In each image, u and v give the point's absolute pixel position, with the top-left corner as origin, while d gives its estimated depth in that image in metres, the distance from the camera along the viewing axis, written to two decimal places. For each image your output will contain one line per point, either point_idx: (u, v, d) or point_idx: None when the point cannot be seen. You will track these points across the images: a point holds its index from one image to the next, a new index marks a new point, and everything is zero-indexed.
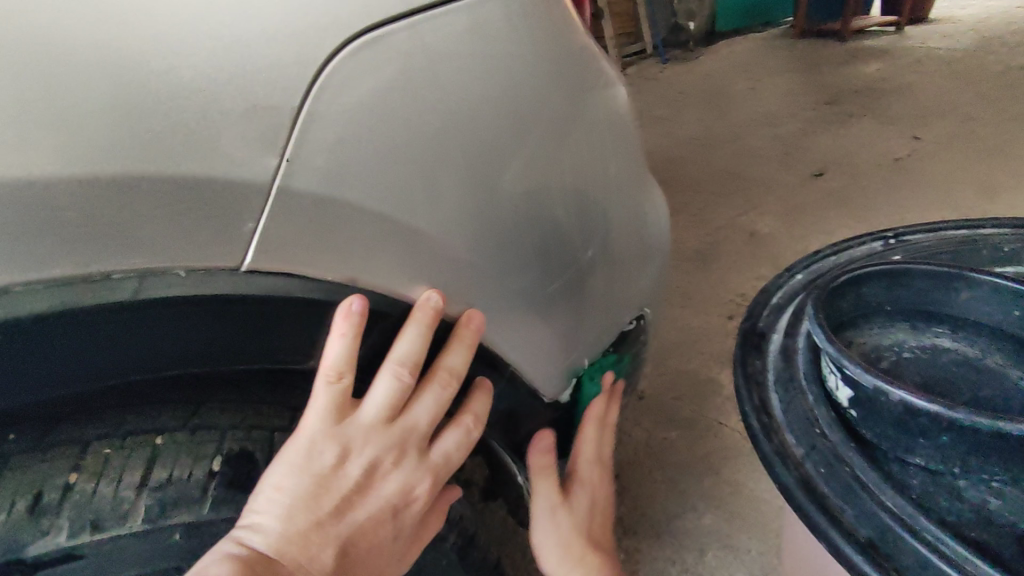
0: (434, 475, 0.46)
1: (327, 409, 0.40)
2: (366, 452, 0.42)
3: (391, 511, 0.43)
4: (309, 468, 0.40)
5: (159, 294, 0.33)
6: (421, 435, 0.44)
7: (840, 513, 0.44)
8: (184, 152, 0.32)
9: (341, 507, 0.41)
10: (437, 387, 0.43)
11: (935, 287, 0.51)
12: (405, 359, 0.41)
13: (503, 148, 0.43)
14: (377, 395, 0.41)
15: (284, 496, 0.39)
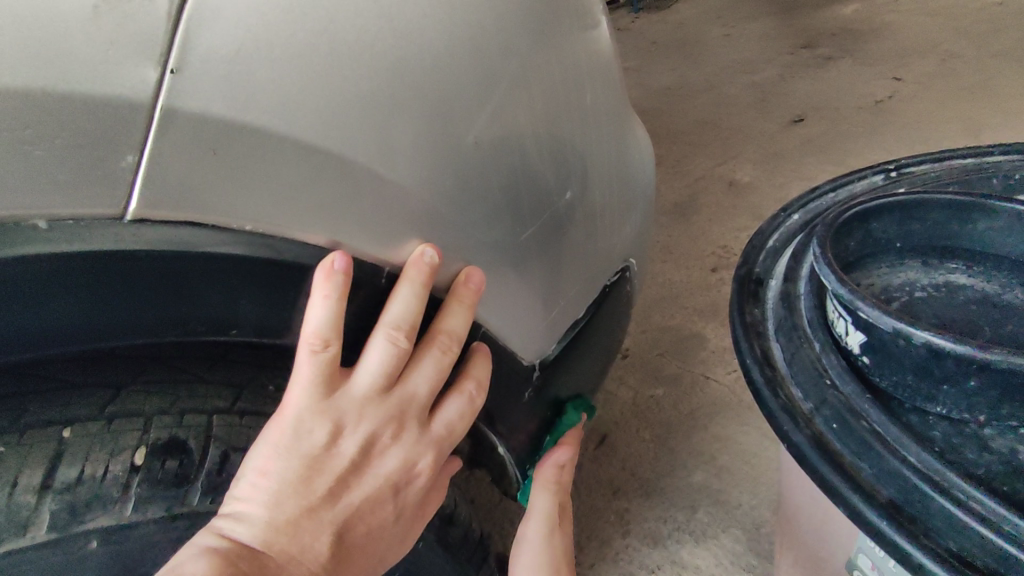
0: (436, 448, 0.42)
1: (315, 383, 0.35)
2: (361, 428, 0.38)
3: (391, 490, 0.40)
4: (297, 449, 0.36)
5: (17, 251, 0.26)
6: (420, 406, 0.40)
7: (857, 472, 0.39)
8: (33, 62, 0.25)
9: (336, 489, 0.37)
10: (435, 352, 0.39)
11: (950, 219, 0.49)
12: (400, 324, 0.37)
13: (457, 66, 0.37)
14: (371, 364, 0.37)
15: (269, 481, 0.35)
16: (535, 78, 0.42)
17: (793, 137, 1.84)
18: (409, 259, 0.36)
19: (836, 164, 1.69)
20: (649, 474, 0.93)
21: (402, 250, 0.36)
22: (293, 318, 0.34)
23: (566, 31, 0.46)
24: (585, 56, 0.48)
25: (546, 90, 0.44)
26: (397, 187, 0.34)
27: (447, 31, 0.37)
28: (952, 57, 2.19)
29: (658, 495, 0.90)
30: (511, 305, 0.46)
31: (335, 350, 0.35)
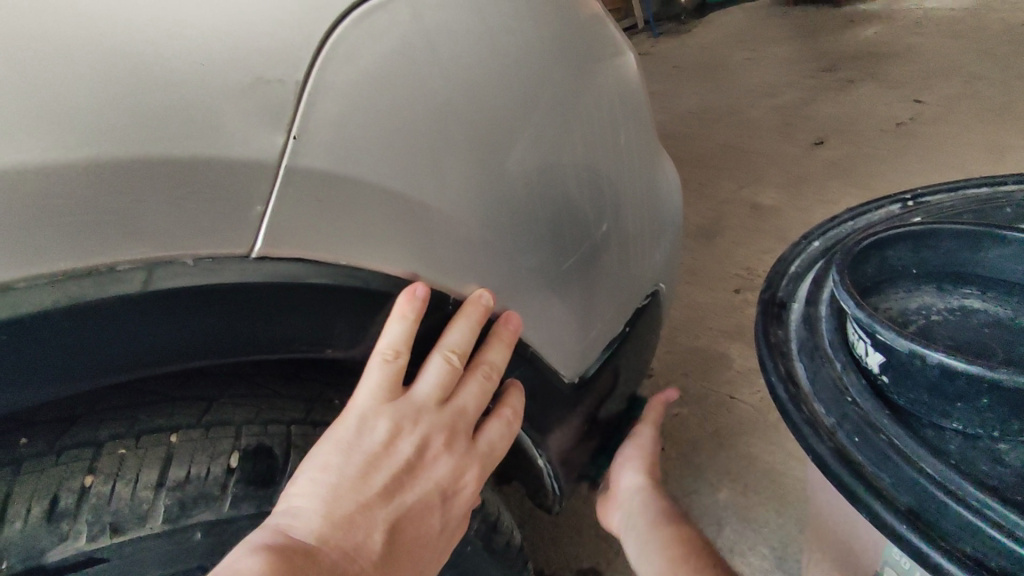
0: (480, 464, 0.46)
1: (380, 388, 0.40)
2: (417, 431, 0.42)
3: (438, 497, 0.43)
4: (360, 446, 0.40)
5: (169, 286, 0.31)
6: (468, 421, 0.44)
7: (876, 481, 0.43)
8: (191, 133, 0.31)
9: (390, 487, 0.41)
10: (481, 377, 0.44)
11: (964, 248, 0.53)
12: (453, 346, 0.42)
13: (513, 119, 0.42)
14: (428, 376, 0.42)
15: (331, 475, 0.39)
16: (575, 124, 0.48)
17: (814, 161, 1.89)
18: (470, 290, 0.42)
19: (857, 186, 1.73)
20: (677, 492, 0.95)
21: (463, 279, 0.42)
22: (368, 335, 0.40)
23: (605, 78, 0.52)
24: (619, 100, 0.54)
25: (585, 135, 0.49)
26: (459, 224, 0.40)
27: (509, 87, 0.42)
28: (975, 79, 2.24)
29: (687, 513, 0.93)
30: (553, 326, 0.51)
31: (401, 360, 0.40)
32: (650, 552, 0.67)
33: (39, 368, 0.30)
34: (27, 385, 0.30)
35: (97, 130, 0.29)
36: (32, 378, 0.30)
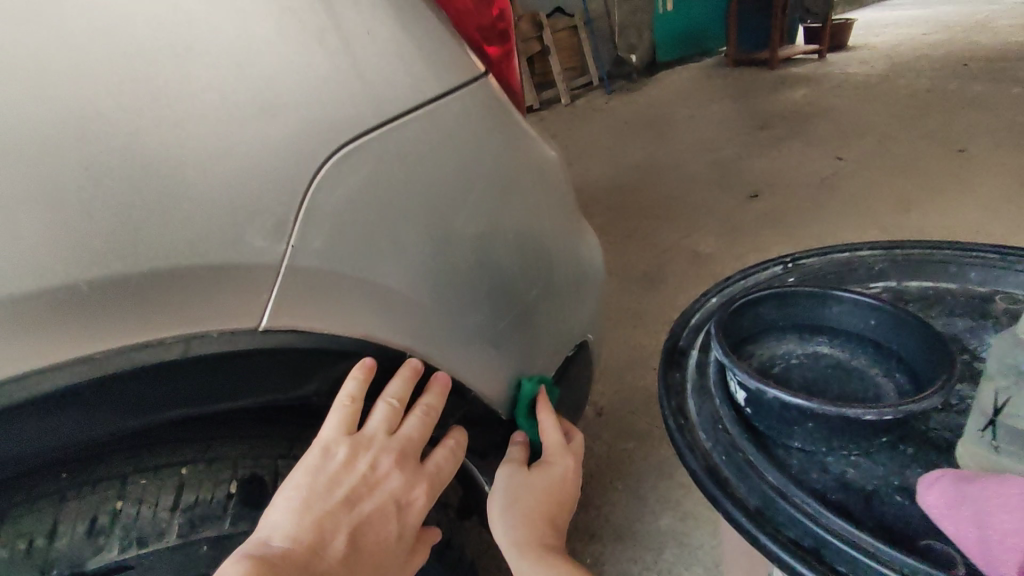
0: (429, 482, 0.56)
1: (339, 423, 0.51)
2: (371, 456, 0.52)
3: (393, 507, 0.53)
4: (324, 468, 0.51)
5: (201, 353, 0.44)
6: (415, 448, 0.54)
7: (735, 489, 0.54)
8: (220, 244, 0.43)
9: (351, 499, 0.51)
10: (421, 412, 0.55)
11: (814, 305, 0.67)
12: (394, 391, 0.53)
13: (457, 218, 0.55)
14: (377, 414, 0.53)
15: (301, 494, 0.50)
16: (509, 214, 0.61)
17: (746, 215, 2.12)
18: (420, 351, 0.55)
19: (784, 235, 1.95)
20: (620, 520, 1.07)
21: (416, 342, 0.55)
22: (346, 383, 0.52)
23: (535, 172, 0.64)
24: (547, 188, 0.66)
25: (517, 221, 0.62)
26: (414, 300, 0.53)
27: (454, 193, 0.55)
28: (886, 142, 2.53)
29: (629, 539, 1.04)
30: (496, 377, 0.64)
31: (353, 400, 0.50)
32: None
33: (105, 413, 0.42)
34: (95, 424, 0.42)
35: (157, 247, 0.41)
36: (99, 420, 0.42)
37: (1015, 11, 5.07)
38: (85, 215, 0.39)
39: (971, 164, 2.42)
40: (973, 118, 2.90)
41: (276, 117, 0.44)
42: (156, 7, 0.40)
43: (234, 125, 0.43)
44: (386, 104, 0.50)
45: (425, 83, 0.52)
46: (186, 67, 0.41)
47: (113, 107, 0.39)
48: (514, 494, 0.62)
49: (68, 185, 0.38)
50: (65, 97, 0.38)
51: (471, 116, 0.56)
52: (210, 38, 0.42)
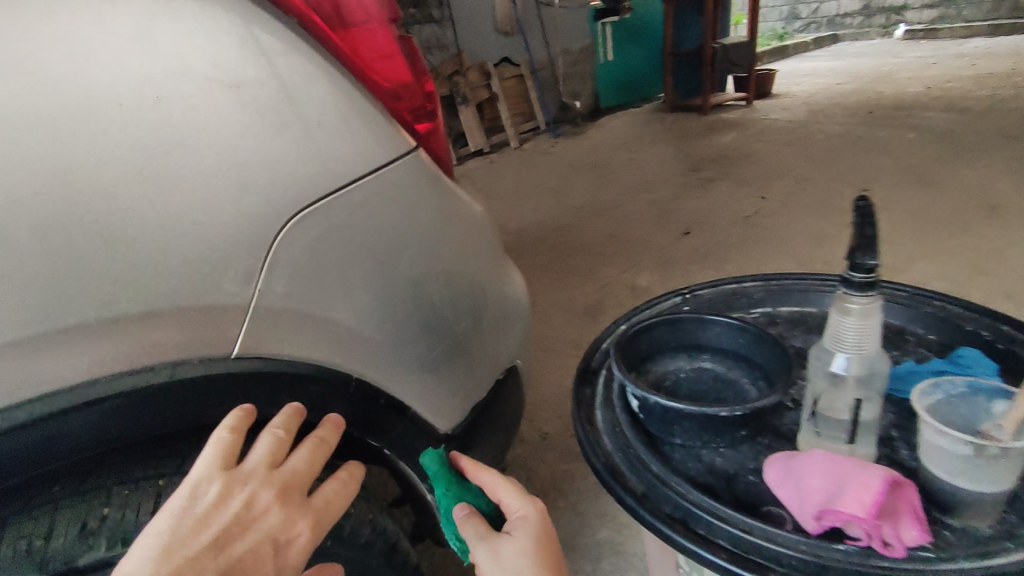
0: (314, 516, 0.57)
1: (214, 457, 0.53)
2: (247, 490, 0.54)
3: (269, 546, 0.54)
4: (193, 510, 0.51)
5: (184, 377, 0.54)
6: (298, 480, 0.57)
7: (625, 477, 0.66)
8: (200, 289, 0.53)
9: (220, 540, 0.51)
10: (305, 446, 0.58)
11: (696, 328, 0.81)
12: (279, 424, 0.58)
13: (397, 263, 0.67)
14: (258, 448, 0.56)
15: (164, 534, 0.49)
16: (441, 259, 0.73)
17: (678, 250, 2.32)
18: (364, 374, 0.67)
19: (711, 269, 2.14)
20: (562, 534, 1.17)
21: (361, 367, 0.66)
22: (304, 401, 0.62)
23: (464, 223, 0.76)
24: (475, 236, 0.79)
25: (449, 265, 0.74)
26: (359, 331, 0.65)
27: (393, 243, 0.66)
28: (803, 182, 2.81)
29: (570, 551, 1.14)
30: (433, 399, 0.74)
31: (234, 435, 0.54)
32: None
33: (101, 428, 0.52)
34: (93, 438, 0.52)
35: (149, 293, 0.51)
36: (96, 434, 0.52)
37: (916, 63, 5.66)
38: (92, 270, 0.49)
39: (875, 201, 2.71)
40: (877, 160, 3.24)
41: (247, 188, 0.55)
42: (149, 104, 0.50)
43: (211, 194, 0.53)
44: (340, 173, 0.61)
45: (373, 154, 0.63)
46: (176, 151, 0.51)
47: (114, 184, 0.49)
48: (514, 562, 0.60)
49: (78, 246, 0.48)
50: (82, 181, 0.48)
51: (410, 179, 0.67)
52: (195, 127, 0.52)
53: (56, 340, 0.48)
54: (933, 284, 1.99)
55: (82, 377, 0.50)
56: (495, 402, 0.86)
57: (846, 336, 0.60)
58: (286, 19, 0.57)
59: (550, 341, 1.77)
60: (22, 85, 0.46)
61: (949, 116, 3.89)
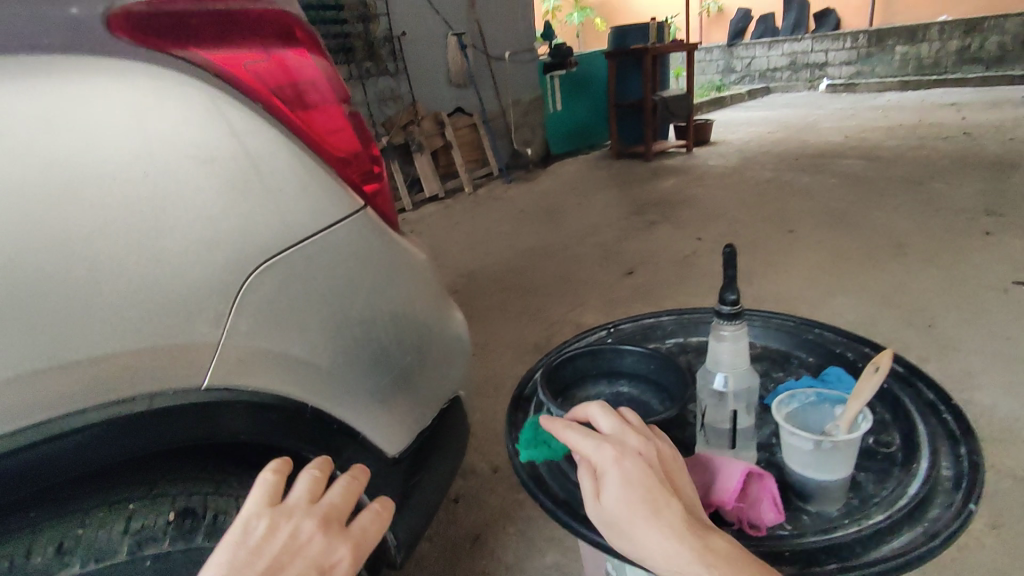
0: (354, 543, 0.63)
1: (261, 496, 0.62)
2: (293, 521, 0.61)
3: (316, 568, 0.58)
4: (246, 543, 0.58)
5: (156, 407, 0.63)
6: (335, 511, 0.64)
7: (548, 486, 0.76)
8: (174, 330, 0.63)
9: (272, 568, 0.56)
10: (339, 483, 0.67)
11: (612, 357, 0.93)
12: (314, 465, 0.68)
13: (348, 304, 0.77)
14: (299, 486, 0.65)
15: (223, 564, 0.55)
16: (389, 300, 0.83)
17: (622, 288, 2.48)
18: (319, 403, 0.76)
19: (651, 306, 2.29)
20: (512, 558, 1.24)
21: (317, 397, 0.75)
22: (262, 427, 0.71)
23: (410, 268, 0.87)
24: (420, 280, 0.89)
25: (397, 305, 0.84)
26: (313, 364, 0.74)
27: (344, 287, 0.76)
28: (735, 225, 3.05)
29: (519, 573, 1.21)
30: (381, 425, 0.83)
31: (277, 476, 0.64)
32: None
33: (81, 456, 0.60)
34: (74, 464, 0.60)
35: (131, 334, 0.60)
36: (76, 461, 0.60)
37: (836, 114, 6.19)
38: (83, 316, 0.58)
39: (799, 241, 2.96)
40: (801, 203, 3.53)
41: (217, 243, 0.65)
42: (136, 176, 0.60)
43: (188, 250, 0.63)
44: (299, 228, 0.71)
45: (329, 211, 0.74)
46: (158, 216, 0.61)
47: (105, 244, 0.58)
48: (614, 517, 0.59)
49: (72, 297, 0.57)
50: (81, 243, 0.57)
51: (360, 232, 0.78)
52: (174, 195, 0.62)
53: (50, 379, 0.57)
54: (848, 316, 2.20)
55: (64, 412, 0.58)
56: (441, 429, 0.95)
57: (728, 356, 0.73)
58: (257, 106, 0.69)
59: (500, 379, 1.87)
60: (28, 163, 0.55)
61: (864, 163, 4.27)
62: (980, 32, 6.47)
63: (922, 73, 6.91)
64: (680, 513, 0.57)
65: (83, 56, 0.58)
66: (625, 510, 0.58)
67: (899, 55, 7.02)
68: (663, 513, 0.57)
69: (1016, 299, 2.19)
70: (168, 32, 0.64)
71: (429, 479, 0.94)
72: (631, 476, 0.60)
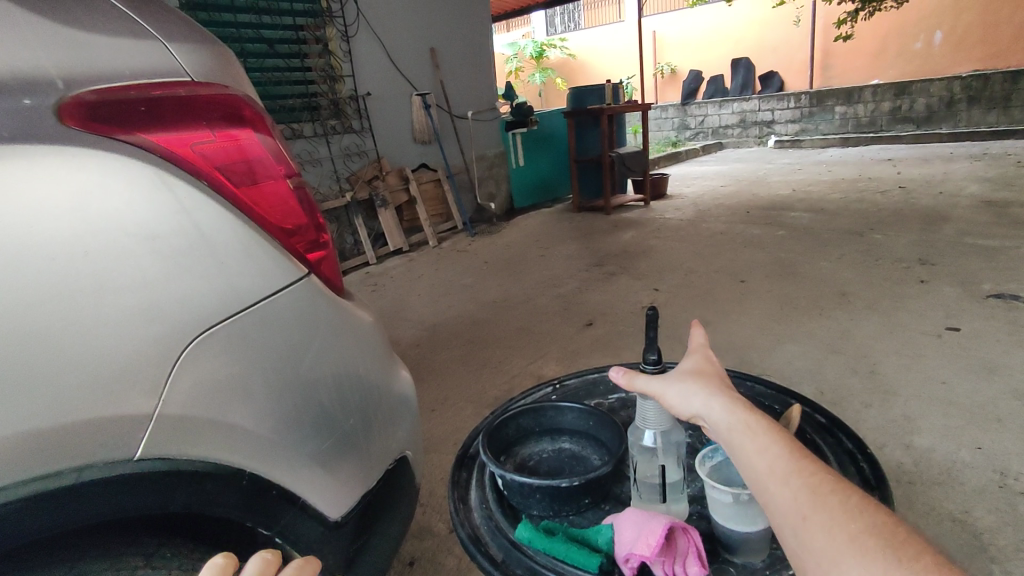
0: None
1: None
2: None
3: None
4: None
5: (89, 478, 0.64)
6: None
7: (487, 546, 0.77)
8: (109, 401, 0.64)
9: None
10: (291, 566, 0.66)
11: (554, 413, 0.97)
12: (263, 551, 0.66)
13: (292, 368, 0.79)
14: (250, 567, 0.63)
15: None
16: (333, 362, 0.84)
17: (581, 340, 2.53)
18: (259, 469, 0.76)
19: (610, 357, 2.34)
20: None
21: (256, 463, 0.76)
22: (198, 494, 0.72)
23: (355, 331, 0.89)
24: (366, 342, 0.91)
25: (342, 368, 0.86)
26: (251, 430, 0.75)
27: (288, 352, 0.78)
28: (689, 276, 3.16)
29: None
30: (323, 489, 0.84)
31: (229, 559, 0.63)
32: (759, 444, 0.64)
33: (7, 533, 0.61)
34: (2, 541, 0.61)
35: (66, 407, 0.62)
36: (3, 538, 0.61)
37: (785, 169, 6.54)
38: (16, 391, 0.59)
39: (751, 291, 3.07)
40: (754, 254, 3.68)
41: (158, 314, 0.67)
42: (78, 252, 0.62)
43: (128, 322, 0.65)
44: (241, 297, 0.73)
45: (274, 279, 0.77)
46: (98, 289, 0.64)
47: (44, 320, 0.60)
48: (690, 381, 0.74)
49: (5, 373, 0.59)
50: (16, 322, 0.59)
51: (304, 299, 0.80)
52: (116, 269, 0.65)
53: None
54: (797, 363, 2.28)
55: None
56: (386, 491, 0.95)
57: (652, 424, 0.78)
58: (201, 183, 0.72)
59: (459, 434, 1.86)
60: None
61: (811, 215, 4.51)
62: (910, 94, 7.00)
63: (861, 131, 7.40)
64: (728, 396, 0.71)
65: (31, 142, 0.61)
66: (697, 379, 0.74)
67: (838, 114, 7.52)
68: (719, 383, 0.73)
69: (950, 344, 2.31)
70: (117, 117, 0.68)
71: (373, 544, 0.94)
72: (709, 368, 0.77)
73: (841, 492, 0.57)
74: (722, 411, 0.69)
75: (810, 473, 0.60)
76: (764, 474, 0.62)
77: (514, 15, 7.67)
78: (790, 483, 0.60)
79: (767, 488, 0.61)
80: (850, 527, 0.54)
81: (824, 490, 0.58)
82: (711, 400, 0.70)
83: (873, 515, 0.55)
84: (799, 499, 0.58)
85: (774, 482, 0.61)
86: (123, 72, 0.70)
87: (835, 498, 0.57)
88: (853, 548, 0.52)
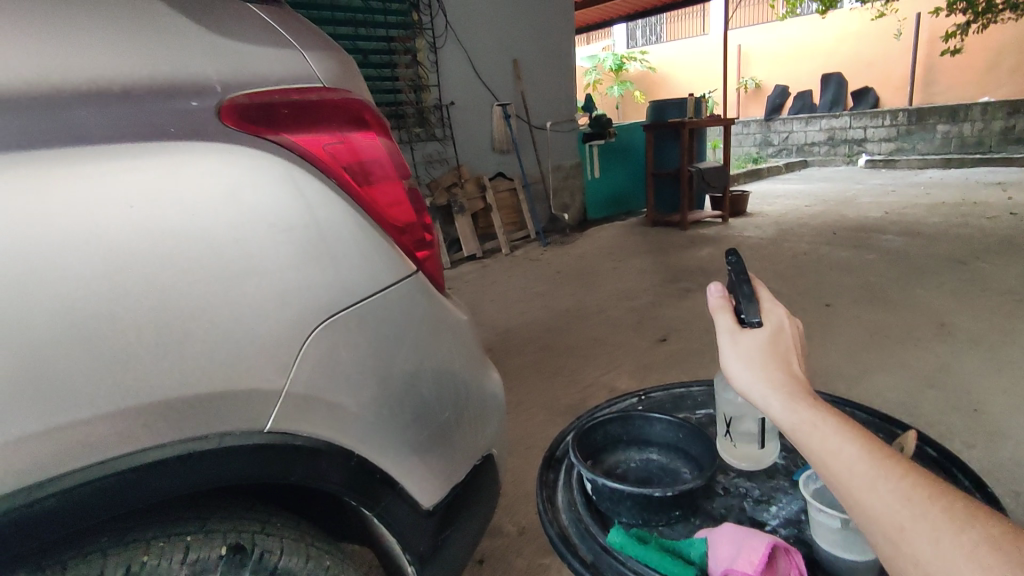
0: None
1: None
2: None
3: None
4: None
5: (227, 444, 0.70)
6: None
7: (576, 547, 0.78)
8: (246, 376, 0.70)
9: None
10: None
11: (642, 423, 0.96)
12: None
13: (398, 359, 0.83)
14: None
15: None
16: (433, 357, 0.88)
17: (655, 355, 2.49)
18: (363, 452, 0.81)
19: (685, 374, 2.28)
20: None
21: (361, 446, 0.80)
22: (314, 470, 0.77)
23: (453, 329, 0.93)
24: (461, 340, 0.95)
25: (440, 362, 0.90)
26: (360, 415, 0.79)
27: (395, 344, 0.82)
28: None
29: None
30: (417, 477, 0.87)
31: None
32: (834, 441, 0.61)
33: (155, 484, 0.67)
34: (151, 491, 0.66)
35: (211, 377, 0.68)
36: (151, 488, 0.66)
37: (878, 190, 6.17)
38: (173, 360, 0.66)
39: (838, 316, 2.92)
40: (842, 277, 3.50)
41: (290, 300, 0.73)
42: (229, 238, 0.69)
43: (266, 305, 0.71)
44: (360, 289, 0.78)
45: (387, 275, 0.82)
46: (243, 272, 0.70)
47: (198, 298, 0.67)
48: (752, 360, 0.70)
49: (166, 344, 0.65)
50: (174, 299, 0.66)
51: (411, 295, 0.85)
52: (259, 256, 0.71)
53: (136, 415, 0.64)
54: (889, 394, 2.14)
55: (142, 445, 0.65)
56: (473, 487, 0.98)
57: None
58: (329, 181, 0.78)
59: (530, 440, 1.87)
60: (147, 230, 0.64)
61: (906, 240, 4.23)
62: None
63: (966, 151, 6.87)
64: (795, 383, 0.68)
65: (195, 140, 0.68)
66: (759, 359, 0.70)
67: (941, 133, 7.02)
68: (787, 369, 0.69)
69: None
70: (263, 118, 0.74)
71: (458, 537, 0.96)
72: (772, 344, 0.72)
73: (941, 497, 0.54)
74: (786, 400, 0.66)
75: (901, 476, 0.57)
76: (848, 480, 0.59)
77: (596, 27, 7.70)
78: (880, 490, 0.57)
79: (853, 494, 0.58)
80: (959, 537, 0.51)
81: (923, 495, 0.55)
82: (778, 389, 0.67)
83: (984, 522, 0.52)
84: (892, 507, 0.55)
85: (861, 488, 0.58)
86: (269, 78, 0.77)
87: (937, 505, 0.54)
88: (965, 556, 0.50)
